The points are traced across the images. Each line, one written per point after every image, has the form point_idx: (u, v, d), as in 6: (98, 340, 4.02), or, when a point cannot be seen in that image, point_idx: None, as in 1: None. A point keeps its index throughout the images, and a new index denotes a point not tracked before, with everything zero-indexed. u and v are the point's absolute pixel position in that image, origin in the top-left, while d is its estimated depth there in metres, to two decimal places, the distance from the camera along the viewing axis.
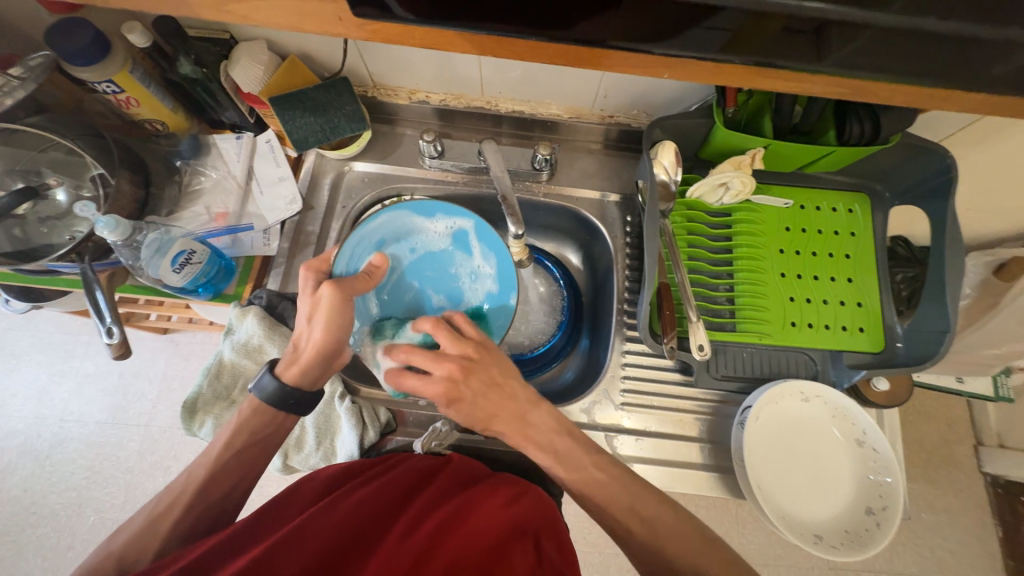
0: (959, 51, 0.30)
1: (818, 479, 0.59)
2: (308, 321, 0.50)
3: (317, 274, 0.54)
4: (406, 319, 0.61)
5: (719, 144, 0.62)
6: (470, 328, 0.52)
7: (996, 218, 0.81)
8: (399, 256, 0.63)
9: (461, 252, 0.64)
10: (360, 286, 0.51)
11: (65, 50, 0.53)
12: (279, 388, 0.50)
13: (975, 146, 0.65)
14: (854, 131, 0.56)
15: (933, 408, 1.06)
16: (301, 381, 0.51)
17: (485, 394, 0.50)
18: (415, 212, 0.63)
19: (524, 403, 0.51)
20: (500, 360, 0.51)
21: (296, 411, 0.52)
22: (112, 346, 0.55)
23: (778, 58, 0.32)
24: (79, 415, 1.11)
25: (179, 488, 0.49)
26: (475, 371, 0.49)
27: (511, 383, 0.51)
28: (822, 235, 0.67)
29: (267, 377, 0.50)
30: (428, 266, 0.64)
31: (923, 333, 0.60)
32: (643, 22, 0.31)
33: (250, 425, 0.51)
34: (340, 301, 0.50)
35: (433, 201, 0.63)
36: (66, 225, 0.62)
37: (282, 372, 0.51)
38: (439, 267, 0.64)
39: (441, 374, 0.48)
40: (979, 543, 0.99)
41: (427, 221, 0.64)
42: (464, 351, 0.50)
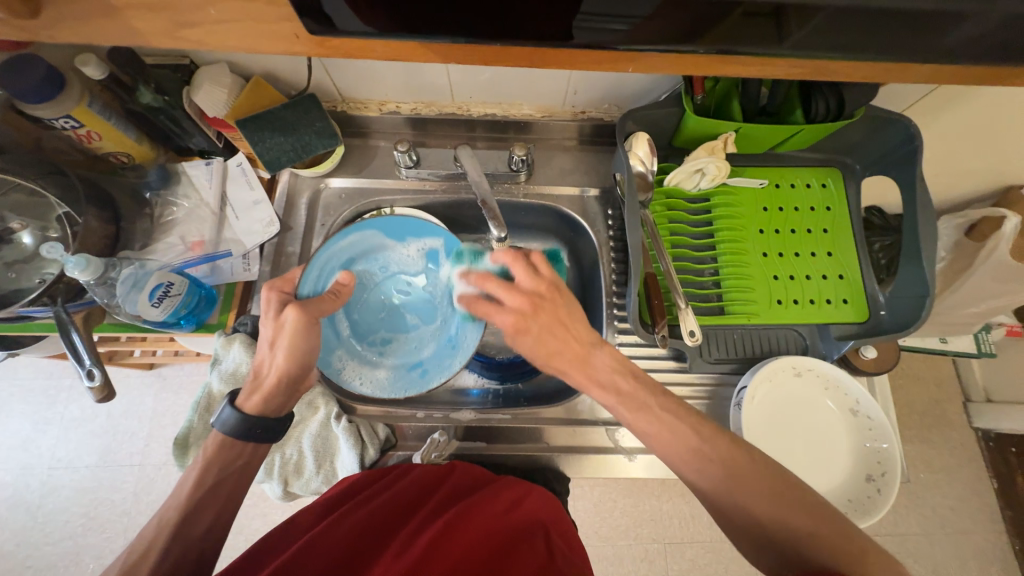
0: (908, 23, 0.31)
1: (818, 452, 0.60)
2: (270, 347, 0.50)
3: (280, 295, 0.52)
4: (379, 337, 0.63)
5: (692, 131, 0.62)
6: (547, 268, 0.52)
7: (963, 181, 0.83)
8: (367, 277, 0.65)
9: (434, 271, 0.66)
10: (328, 307, 0.52)
11: (18, 88, 0.52)
12: (242, 419, 0.50)
13: (935, 113, 0.67)
14: (820, 109, 0.58)
15: (921, 370, 1.09)
16: (263, 409, 0.50)
17: (551, 330, 0.49)
18: (386, 232, 0.64)
19: (585, 343, 0.50)
20: (572, 301, 0.51)
21: (264, 439, 0.51)
22: (94, 389, 0.53)
23: (741, 43, 0.32)
24: (69, 461, 1.07)
25: (155, 529, 0.46)
26: (545, 308, 0.50)
27: (578, 323, 0.50)
28: (800, 212, 0.68)
29: (228, 410, 0.50)
30: (399, 283, 0.66)
31: (904, 299, 0.61)
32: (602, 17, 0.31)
33: (222, 457, 0.49)
34: (306, 325, 0.50)
35: (403, 223, 0.63)
36: (36, 267, 0.60)
37: (243, 403, 0.50)
38: (411, 285, 0.66)
39: (514, 304, 0.50)
40: (977, 497, 1.02)
41: (398, 240, 0.65)
42: (537, 287, 0.50)
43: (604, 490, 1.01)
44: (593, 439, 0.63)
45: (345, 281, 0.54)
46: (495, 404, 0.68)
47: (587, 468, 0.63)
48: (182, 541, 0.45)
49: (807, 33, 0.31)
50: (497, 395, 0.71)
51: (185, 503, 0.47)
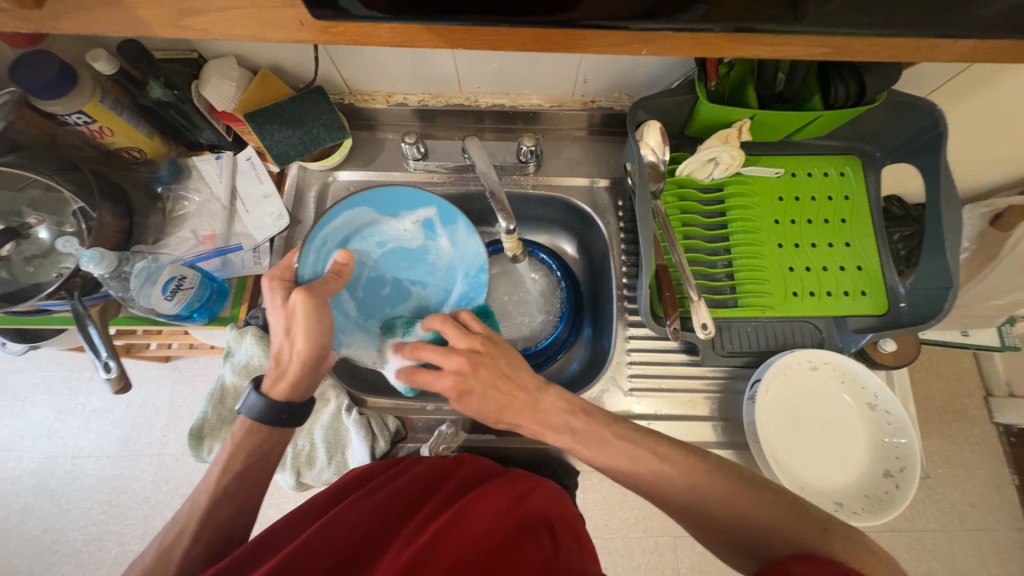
0: None
1: (834, 447, 0.59)
2: (287, 334, 0.50)
3: (282, 283, 0.52)
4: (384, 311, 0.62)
5: (705, 120, 0.61)
6: (478, 324, 0.53)
7: (988, 168, 0.80)
8: (364, 253, 0.62)
9: (433, 241, 0.66)
10: (332, 287, 0.51)
11: (32, 84, 0.52)
12: (269, 404, 0.50)
13: (961, 98, 0.65)
14: (839, 92, 0.55)
15: (942, 364, 1.06)
16: (290, 395, 0.51)
17: (494, 386, 0.50)
18: (377, 206, 0.62)
19: (530, 391, 0.50)
20: (509, 352, 0.52)
21: (291, 424, 0.52)
22: (111, 380, 0.54)
23: (758, 22, 0.31)
24: (90, 450, 1.10)
25: (186, 514, 0.48)
26: (483, 364, 0.50)
27: (519, 373, 0.51)
28: (817, 202, 0.66)
29: (255, 395, 0.50)
30: (397, 257, 0.64)
31: (925, 290, 0.59)
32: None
33: (245, 448, 0.50)
34: (315, 306, 0.49)
35: (393, 195, 0.62)
36: (53, 262, 0.61)
37: (268, 389, 0.51)
38: (412, 256, 0.65)
39: (453, 367, 0.49)
40: (997, 494, 0.99)
41: (389, 212, 0.63)
42: (471, 345, 0.50)
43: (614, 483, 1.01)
44: None
45: (341, 259, 0.52)
46: None
47: None
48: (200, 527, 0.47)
49: (829, 12, 0.30)
50: None
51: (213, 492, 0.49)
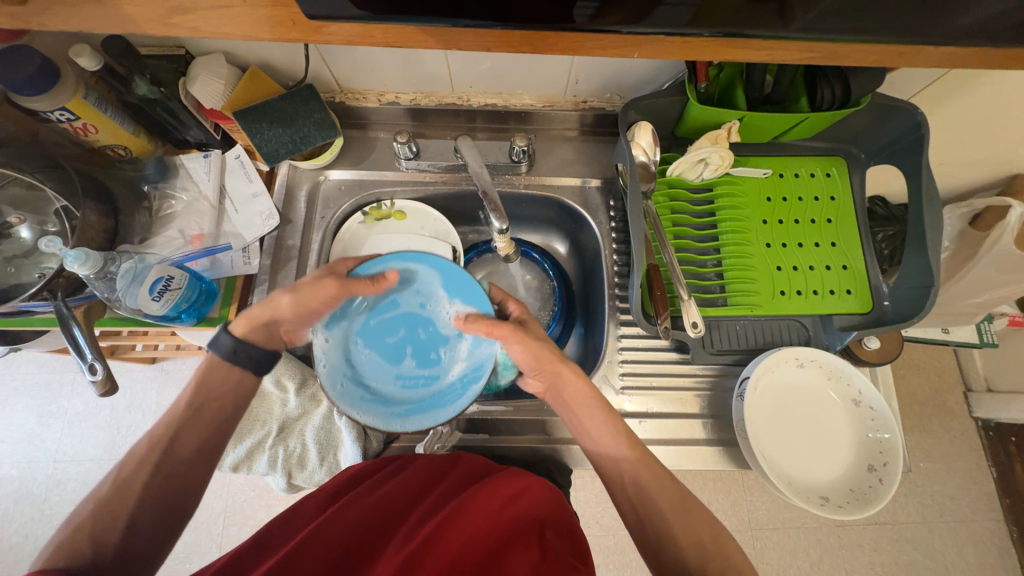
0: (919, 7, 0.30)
1: (820, 442, 0.60)
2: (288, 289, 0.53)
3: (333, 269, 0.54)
4: (363, 353, 0.53)
5: (695, 120, 0.62)
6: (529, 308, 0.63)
7: (968, 170, 0.83)
8: (398, 293, 0.54)
9: (459, 342, 0.54)
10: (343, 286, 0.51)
11: (12, 79, 0.51)
12: (233, 343, 0.51)
13: (942, 101, 0.66)
14: (825, 94, 0.57)
15: (923, 360, 1.09)
16: (242, 333, 0.52)
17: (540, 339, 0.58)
18: (450, 279, 0.54)
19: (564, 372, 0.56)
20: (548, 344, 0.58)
21: (243, 364, 0.52)
22: (97, 383, 0.53)
23: (747, 27, 0.32)
24: (74, 454, 1.08)
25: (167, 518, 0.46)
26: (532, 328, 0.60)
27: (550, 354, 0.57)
28: (803, 202, 0.67)
29: (226, 335, 0.52)
30: (421, 326, 0.54)
31: (907, 289, 0.61)
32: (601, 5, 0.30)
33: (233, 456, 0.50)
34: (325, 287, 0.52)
35: (466, 281, 0.54)
36: (35, 262, 0.60)
37: (237, 328, 0.52)
38: (434, 339, 0.54)
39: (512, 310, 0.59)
40: (977, 486, 1.02)
41: (453, 291, 0.54)
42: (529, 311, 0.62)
43: None
44: None
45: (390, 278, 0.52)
46: (497, 395, 0.70)
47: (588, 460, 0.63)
48: None
49: (815, 18, 0.31)
50: (498, 386, 0.72)
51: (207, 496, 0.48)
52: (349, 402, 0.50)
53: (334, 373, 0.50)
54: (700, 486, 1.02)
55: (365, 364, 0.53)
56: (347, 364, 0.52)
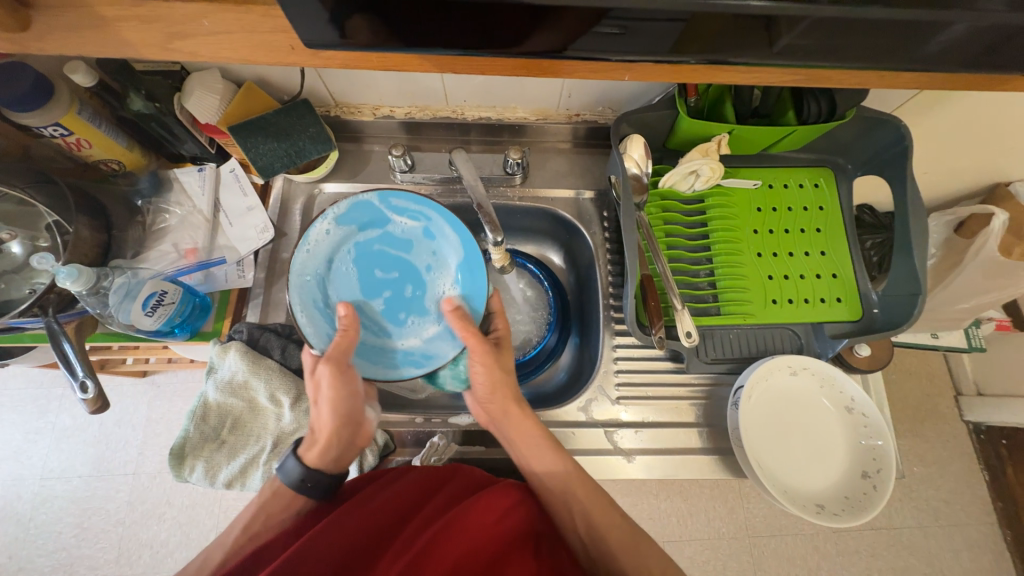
0: (900, 35, 0.30)
1: (814, 449, 0.61)
2: (315, 404, 0.52)
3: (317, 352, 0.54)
4: (345, 266, 0.58)
5: (685, 134, 0.63)
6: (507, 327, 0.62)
7: (952, 178, 0.85)
8: (413, 238, 0.59)
9: (422, 322, 0.58)
10: (342, 348, 0.51)
11: (6, 96, 0.51)
12: (302, 471, 0.51)
13: (924, 114, 0.68)
14: (812, 110, 0.58)
15: (914, 364, 1.10)
16: (320, 464, 0.52)
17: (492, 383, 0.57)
18: (464, 266, 0.58)
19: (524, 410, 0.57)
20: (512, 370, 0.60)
21: (317, 493, 0.52)
22: (88, 401, 0.52)
23: (733, 52, 0.32)
24: (61, 471, 1.06)
25: None
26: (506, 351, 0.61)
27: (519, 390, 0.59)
28: (793, 212, 0.69)
29: (292, 460, 0.51)
30: (410, 280, 0.59)
31: (895, 297, 0.62)
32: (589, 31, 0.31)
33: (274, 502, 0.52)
34: (337, 375, 0.51)
35: (475, 281, 0.58)
36: (25, 277, 0.59)
37: (304, 454, 0.52)
38: (412, 302, 0.58)
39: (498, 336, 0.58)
40: (970, 490, 1.03)
41: (460, 274, 0.58)
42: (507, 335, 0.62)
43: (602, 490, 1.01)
44: (591, 441, 0.64)
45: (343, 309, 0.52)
46: None
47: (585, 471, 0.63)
48: None
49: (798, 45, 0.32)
50: None
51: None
52: (297, 296, 0.54)
53: (304, 268, 0.55)
54: (697, 494, 1.02)
55: (339, 275, 0.57)
56: (321, 264, 0.56)
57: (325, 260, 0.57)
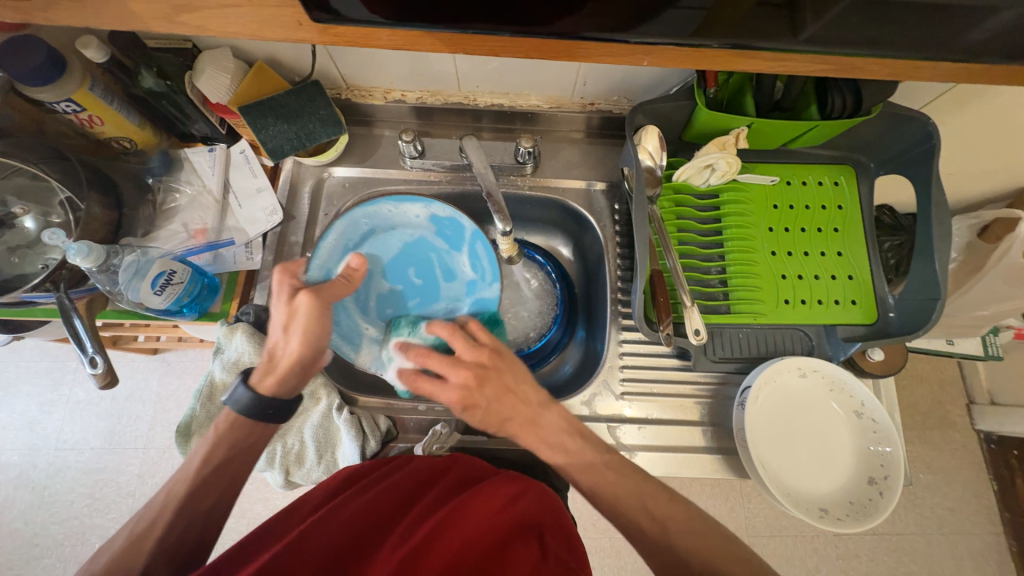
0: (936, 19, 0.29)
1: (821, 454, 0.60)
2: (284, 331, 0.48)
3: (290, 280, 0.50)
4: (395, 242, 0.64)
5: (703, 125, 0.61)
6: (486, 335, 0.51)
7: (978, 181, 0.82)
8: (457, 274, 0.65)
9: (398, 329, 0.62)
10: (339, 292, 0.50)
11: (18, 70, 0.51)
12: (255, 399, 0.48)
13: (953, 112, 0.66)
14: (836, 103, 0.56)
15: (927, 371, 1.08)
16: (276, 392, 0.49)
17: (500, 400, 0.48)
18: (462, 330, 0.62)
19: (534, 406, 0.49)
20: (514, 368, 0.49)
21: (276, 421, 0.49)
22: (97, 375, 0.53)
23: (758, 39, 0.31)
24: (74, 442, 1.08)
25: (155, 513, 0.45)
26: (488, 379, 0.48)
27: (524, 388, 0.49)
28: (811, 211, 0.67)
29: (242, 388, 0.48)
30: (425, 296, 0.64)
31: (913, 301, 0.60)
32: (606, 14, 0.29)
33: (233, 437, 0.47)
34: (321, 309, 0.48)
35: None
36: (38, 253, 0.60)
37: (256, 383, 0.48)
38: (406, 309, 0.63)
39: (456, 381, 0.47)
40: (976, 499, 1.02)
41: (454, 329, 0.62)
42: (479, 358, 0.49)
43: None
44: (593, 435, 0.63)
45: (357, 265, 0.52)
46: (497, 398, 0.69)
47: None
48: (172, 534, 0.43)
49: (825, 34, 0.30)
50: None
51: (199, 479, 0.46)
52: (347, 225, 0.60)
53: (374, 216, 0.62)
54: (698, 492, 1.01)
55: (385, 240, 0.64)
56: (386, 224, 0.63)
57: (387, 224, 0.63)
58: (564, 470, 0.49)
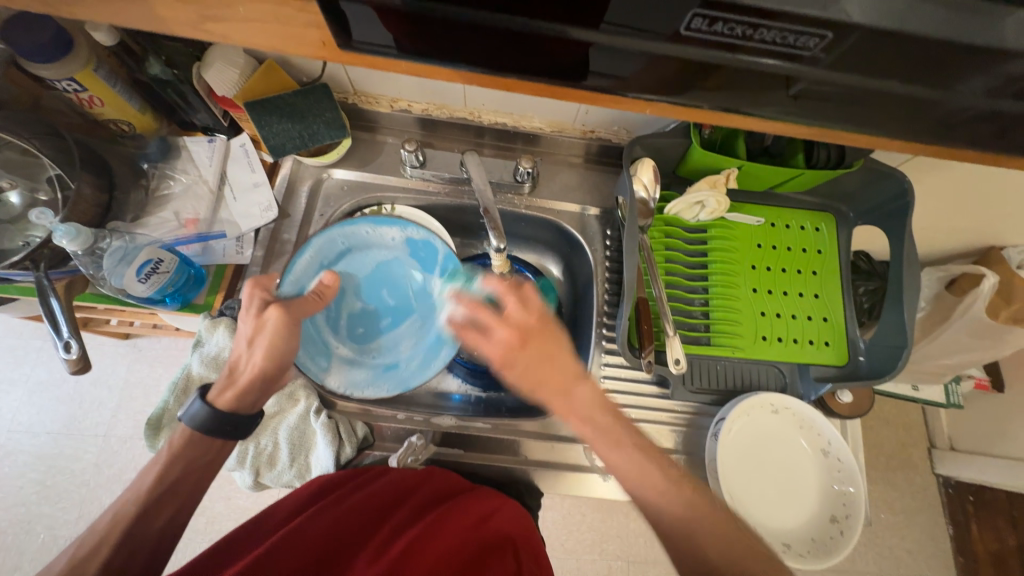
0: (917, 109, 0.30)
1: (788, 490, 0.62)
2: (248, 345, 0.49)
3: (262, 292, 0.51)
4: (369, 261, 0.64)
5: (696, 163, 0.64)
6: (537, 302, 0.52)
7: (948, 236, 0.86)
8: (429, 296, 0.65)
9: (367, 348, 0.63)
10: (310, 308, 0.52)
11: (23, 45, 0.51)
12: (212, 413, 0.47)
13: (928, 172, 0.70)
14: (822, 155, 0.60)
15: (893, 413, 1.12)
16: (235, 407, 0.48)
17: (538, 363, 0.49)
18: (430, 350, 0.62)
19: (572, 375, 0.50)
20: (559, 337, 0.51)
21: (233, 437, 0.49)
22: (69, 361, 0.52)
23: (748, 104, 0.32)
24: (30, 425, 1.04)
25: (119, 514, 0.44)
26: (532, 341, 0.50)
27: (565, 358, 0.50)
28: (792, 252, 0.70)
29: (199, 403, 0.47)
30: (395, 317, 0.64)
31: (881, 347, 0.63)
32: (611, 65, 0.30)
33: (195, 448, 0.47)
34: (289, 324, 0.50)
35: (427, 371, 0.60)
36: (19, 229, 0.58)
37: (215, 398, 0.48)
38: (377, 329, 0.64)
39: (501, 336, 0.50)
40: (933, 542, 1.05)
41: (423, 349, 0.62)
42: (526, 319, 0.51)
43: (574, 503, 1.02)
44: (569, 456, 0.64)
45: (328, 282, 0.54)
46: (476, 411, 0.70)
47: (560, 484, 0.64)
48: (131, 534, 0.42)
49: (809, 105, 0.31)
50: (478, 401, 0.72)
51: (168, 479, 0.46)
52: (323, 244, 0.60)
53: (351, 236, 0.62)
54: None
55: (358, 260, 0.64)
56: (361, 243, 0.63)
57: (361, 244, 0.64)
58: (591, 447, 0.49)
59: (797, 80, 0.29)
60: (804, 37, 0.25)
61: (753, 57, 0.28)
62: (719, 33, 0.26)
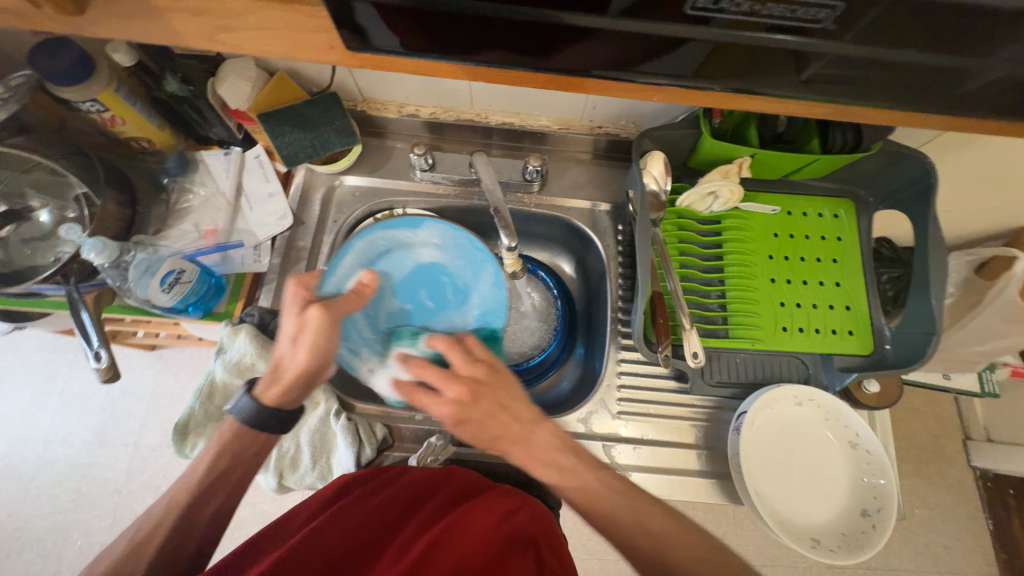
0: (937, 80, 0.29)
1: (815, 484, 0.60)
2: (292, 344, 0.48)
3: (303, 290, 0.50)
4: (408, 263, 0.65)
5: (708, 154, 0.63)
6: (481, 351, 0.51)
7: (975, 218, 0.83)
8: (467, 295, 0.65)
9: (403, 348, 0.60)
10: (350, 306, 0.50)
11: (49, 70, 0.52)
12: (259, 410, 0.48)
13: (950, 152, 0.68)
14: (837, 139, 0.58)
15: (924, 404, 1.08)
16: (280, 402, 0.49)
17: (491, 418, 0.48)
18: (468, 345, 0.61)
19: (525, 423, 0.49)
20: (508, 386, 0.50)
21: (277, 431, 0.50)
22: (101, 369, 0.54)
23: (764, 84, 0.32)
24: (65, 436, 1.08)
25: (147, 519, 0.44)
26: (482, 395, 0.48)
27: (517, 405, 0.49)
28: (810, 240, 0.68)
29: (246, 398, 0.48)
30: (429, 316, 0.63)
31: (908, 334, 0.61)
32: (618, 53, 0.30)
33: (220, 446, 0.48)
34: (330, 325, 0.48)
35: None
36: (49, 245, 0.61)
37: (261, 393, 0.49)
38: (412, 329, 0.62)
39: (450, 394, 0.48)
40: (971, 538, 1.01)
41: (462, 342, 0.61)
42: (473, 373, 0.49)
43: None
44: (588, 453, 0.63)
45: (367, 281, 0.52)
46: None
47: None
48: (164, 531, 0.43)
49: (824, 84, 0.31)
50: None
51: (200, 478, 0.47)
52: (365, 247, 0.62)
53: (393, 238, 0.65)
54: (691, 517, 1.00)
55: (398, 263, 0.64)
56: (403, 245, 0.65)
57: (398, 246, 0.65)
58: (556, 486, 0.49)
59: (809, 64, 0.30)
60: (816, 8, 0.25)
61: (766, 35, 0.28)
62: (725, 10, 0.26)
